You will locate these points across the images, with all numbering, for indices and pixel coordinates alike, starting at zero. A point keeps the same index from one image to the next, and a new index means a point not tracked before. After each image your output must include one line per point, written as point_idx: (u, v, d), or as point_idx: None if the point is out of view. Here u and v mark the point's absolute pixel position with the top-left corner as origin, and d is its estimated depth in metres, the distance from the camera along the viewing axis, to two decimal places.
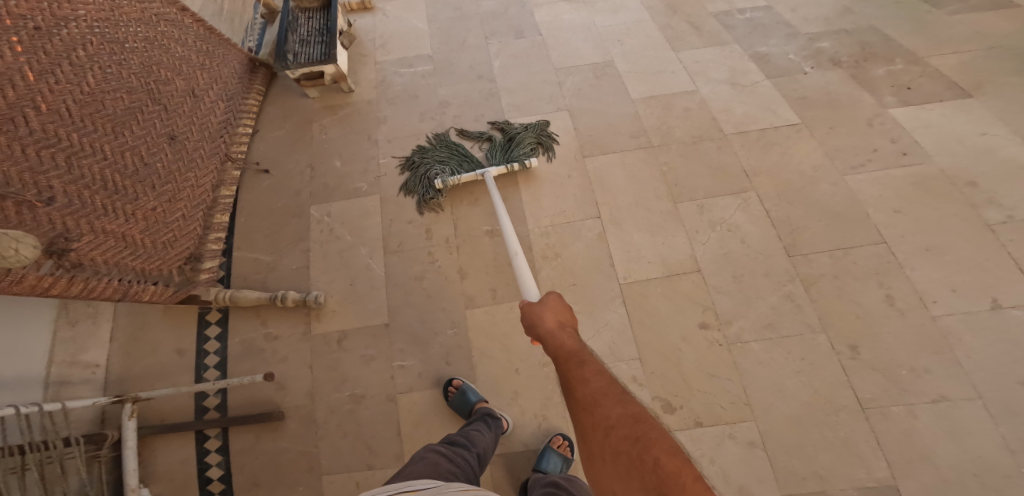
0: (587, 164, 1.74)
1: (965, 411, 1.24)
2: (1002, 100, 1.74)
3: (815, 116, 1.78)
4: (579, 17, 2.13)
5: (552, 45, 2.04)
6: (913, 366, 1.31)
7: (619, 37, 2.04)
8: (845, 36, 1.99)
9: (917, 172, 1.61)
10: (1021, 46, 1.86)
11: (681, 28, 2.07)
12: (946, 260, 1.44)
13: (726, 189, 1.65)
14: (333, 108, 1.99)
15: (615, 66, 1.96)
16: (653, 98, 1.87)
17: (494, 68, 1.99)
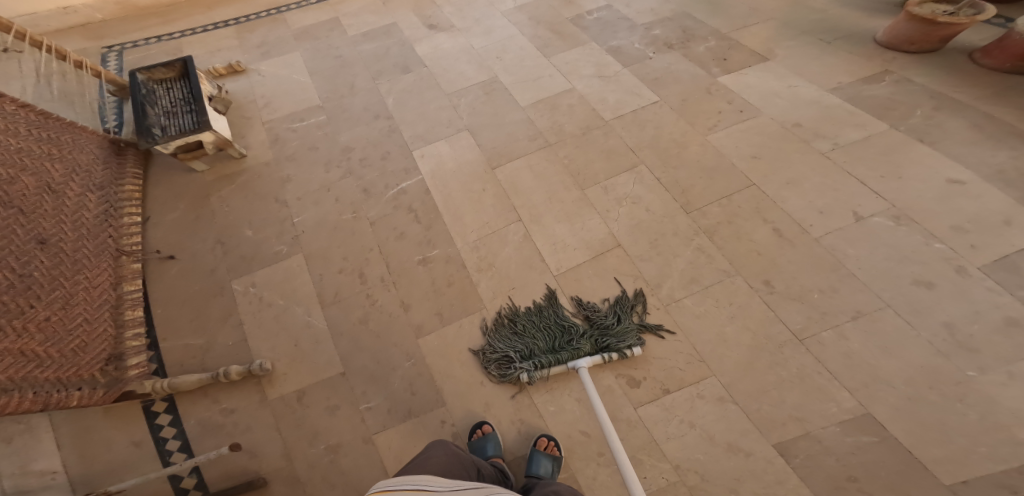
0: (496, 176, 1.83)
1: (888, 320, 1.32)
2: (793, 58, 2.15)
3: (670, 92, 2.02)
4: (453, 43, 2.24)
5: (438, 73, 2.12)
6: (821, 288, 1.43)
7: (497, 54, 2.17)
8: (669, 22, 2.31)
9: (755, 123, 1.90)
10: (787, 17, 2.34)
11: (547, 36, 2.24)
12: (806, 189, 1.69)
13: (618, 168, 1.80)
14: (228, 177, 1.92)
15: (499, 80, 2.07)
16: (540, 102, 1.99)
17: (389, 105, 2.04)
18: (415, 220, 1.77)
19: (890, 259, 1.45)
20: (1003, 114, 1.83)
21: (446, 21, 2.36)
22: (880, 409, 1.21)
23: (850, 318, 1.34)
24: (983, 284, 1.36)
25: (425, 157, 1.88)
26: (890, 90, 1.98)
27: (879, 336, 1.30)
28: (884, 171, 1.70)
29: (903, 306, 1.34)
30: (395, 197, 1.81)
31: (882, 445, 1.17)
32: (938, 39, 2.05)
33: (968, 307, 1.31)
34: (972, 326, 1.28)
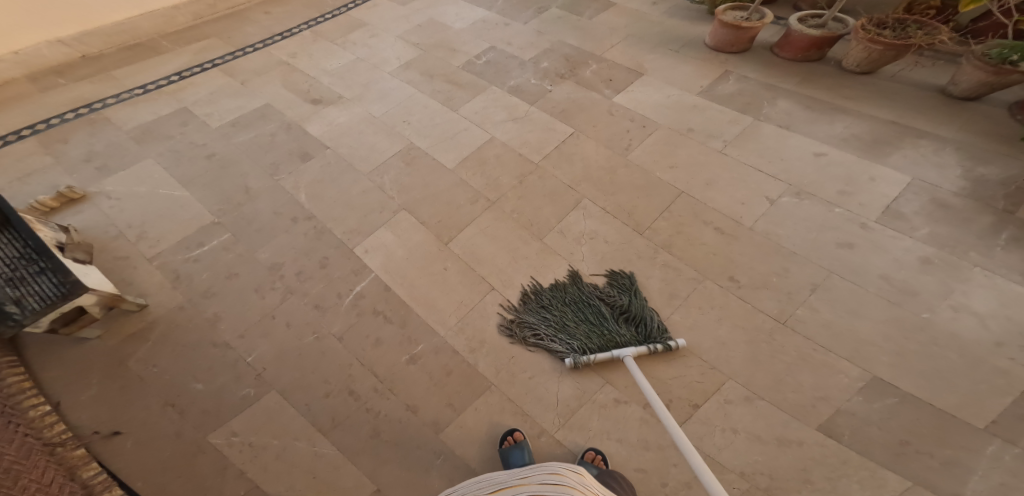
0: (453, 250, 1.81)
1: (837, 286, 1.58)
2: (660, 70, 2.42)
3: (580, 121, 2.15)
4: (347, 115, 2.22)
5: (346, 153, 2.08)
6: (775, 271, 1.65)
7: (403, 117, 2.18)
8: (551, 52, 2.52)
9: (659, 135, 2.10)
10: (637, 30, 2.66)
11: (446, 88, 2.31)
12: (722, 186, 1.93)
13: (564, 209, 1.87)
14: (136, 335, 1.61)
15: (417, 145, 2.07)
16: (466, 160, 2.01)
17: (302, 202, 1.94)
18: (386, 320, 1.67)
19: (809, 232, 1.74)
20: (823, 92, 2.27)
21: (334, 95, 2.33)
22: (881, 369, 1.41)
23: (811, 291, 1.58)
24: (885, 233, 1.70)
25: (369, 252, 1.82)
26: (738, 86, 2.33)
27: (839, 302, 1.55)
28: (768, 156, 2.02)
29: (840, 267, 1.63)
30: (354, 301, 1.71)
31: (907, 405, 1.35)
32: (748, 40, 2.46)
33: (888, 260, 1.62)
34: (900, 273, 1.59)
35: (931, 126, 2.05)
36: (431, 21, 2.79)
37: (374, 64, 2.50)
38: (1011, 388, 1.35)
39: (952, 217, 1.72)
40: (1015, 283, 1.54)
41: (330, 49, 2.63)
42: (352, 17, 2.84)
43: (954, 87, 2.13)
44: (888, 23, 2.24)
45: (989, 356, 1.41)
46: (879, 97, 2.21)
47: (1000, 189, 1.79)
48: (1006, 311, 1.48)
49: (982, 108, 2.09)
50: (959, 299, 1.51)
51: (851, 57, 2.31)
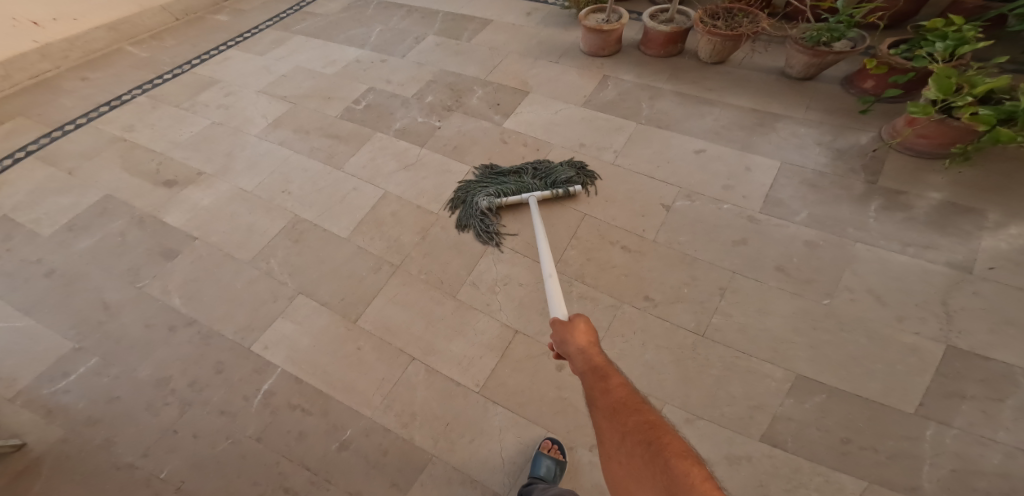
0: (363, 327, 1.70)
1: (742, 286, 1.70)
2: (545, 87, 2.39)
3: (475, 156, 2.08)
4: (213, 196, 2.07)
5: (221, 242, 1.92)
6: (683, 282, 1.73)
7: (282, 186, 2.07)
8: (434, 84, 2.42)
9: (556, 157, 2.08)
10: (515, 47, 2.63)
11: (326, 144, 2.18)
12: (621, 198, 1.95)
13: (472, 260, 1.84)
14: (14, 483, 1.41)
15: (303, 217, 1.97)
16: (361, 225, 1.94)
17: (177, 307, 1.75)
18: (306, 412, 1.55)
19: (705, 235, 1.83)
20: (689, 88, 2.36)
21: (193, 173, 2.15)
22: (801, 365, 1.52)
23: (720, 296, 1.68)
24: (771, 223, 1.82)
25: (270, 348, 1.67)
26: (618, 91, 2.37)
27: (747, 302, 1.66)
28: (659, 162, 2.05)
29: (739, 264, 1.74)
30: (265, 400, 1.56)
31: (834, 399, 1.46)
32: (616, 41, 2.51)
33: (782, 250, 1.75)
34: (793, 262, 1.72)
35: (786, 111, 2.21)
36: (296, 68, 2.61)
37: (235, 129, 2.31)
38: (927, 364, 1.48)
39: (824, 197, 1.87)
40: (894, 252, 1.69)
41: (182, 117, 2.39)
42: (198, 75, 2.61)
43: (790, 69, 2.32)
44: (720, 14, 2.41)
45: (896, 333, 1.54)
46: (739, 86, 2.34)
47: (857, 160, 1.96)
48: (894, 281, 1.63)
49: (822, 86, 2.28)
50: (851, 279, 1.66)
51: (701, 50, 2.44)
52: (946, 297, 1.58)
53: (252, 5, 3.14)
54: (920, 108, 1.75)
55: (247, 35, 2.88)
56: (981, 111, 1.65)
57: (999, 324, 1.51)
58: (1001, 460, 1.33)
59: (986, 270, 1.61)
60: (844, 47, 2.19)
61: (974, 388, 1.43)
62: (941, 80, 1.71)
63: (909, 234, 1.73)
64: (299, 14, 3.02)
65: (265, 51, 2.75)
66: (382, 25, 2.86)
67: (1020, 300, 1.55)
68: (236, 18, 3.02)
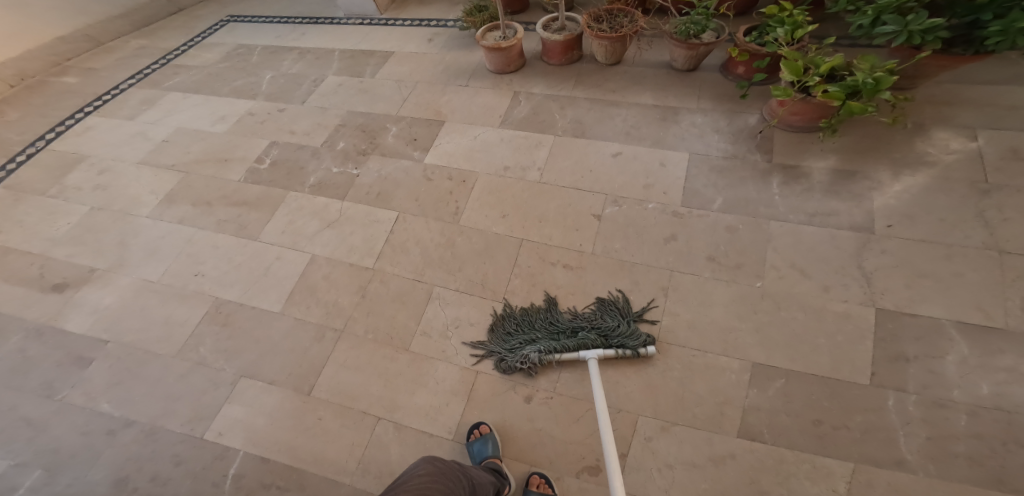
0: (319, 397, 1.66)
1: (682, 282, 1.81)
2: (460, 114, 2.37)
3: (401, 200, 2.05)
4: (115, 292, 1.91)
5: (139, 338, 1.81)
6: (628, 290, 1.81)
7: (193, 269, 1.95)
8: (344, 128, 2.36)
9: (483, 185, 2.07)
10: (417, 76, 2.63)
11: (235, 213, 2.07)
12: (554, 217, 1.98)
13: (418, 309, 1.81)
14: None
15: (226, 299, 1.88)
16: (293, 295, 1.88)
17: (110, 410, 1.67)
18: (282, 489, 1.51)
19: (637, 238, 1.91)
20: (593, 93, 2.40)
21: (86, 271, 1.95)
22: (753, 352, 1.66)
23: (664, 297, 1.78)
24: (694, 215, 1.93)
25: (225, 433, 1.62)
26: (530, 106, 2.37)
27: (688, 297, 1.78)
28: (583, 173, 2.08)
29: (674, 260, 1.85)
30: (235, 484, 1.53)
31: (792, 382, 1.59)
32: (518, 56, 2.54)
33: (710, 241, 1.87)
34: (721, 250, 1.85)
35: (681, 102, 2.31)
36: (177, 129, 2.37)
37: (119, 212, 2.07)
38: (863, 330, 1.65)
39: (734, 182, 2.00)
40: (807, 225, 1.86)
41: (51, 207, 2.09)
42: (58, 152, 2.27)
43: (675, 62, 2.42)
44: (603, 16, 2.48)
45: (828, 303, 1.71)
46: (637, 84, 2.42)
47: (751, 141, 2.10)
48: (811, 253, 1.80)
49: (705, 74, 2.41)
50: (775, 257, 1.82)
51: (596, 53, 2.51)
52: (861, 260, 1.77)
53: (106, 63, 2.77)
54: (782, 91, 1.90)
55: (105, 98, 2.53)
56: (830, 88, 1.81)
57: (914, 279, 1.70)
58: (967, 421, 1.48)
59: (886, 228, 1.81)
60: (711, 37, 2.33)
61: (913, 347, 1.60)
62: (790, 64, 1.88)
63: (816, 206, 1.90)
64: (168, 67, 2.73)
65: (133, 115, 2.44)
66: (273, 71, 2.72)
67: (922, 253, 1.75)
68: (86, 80, 2.65)
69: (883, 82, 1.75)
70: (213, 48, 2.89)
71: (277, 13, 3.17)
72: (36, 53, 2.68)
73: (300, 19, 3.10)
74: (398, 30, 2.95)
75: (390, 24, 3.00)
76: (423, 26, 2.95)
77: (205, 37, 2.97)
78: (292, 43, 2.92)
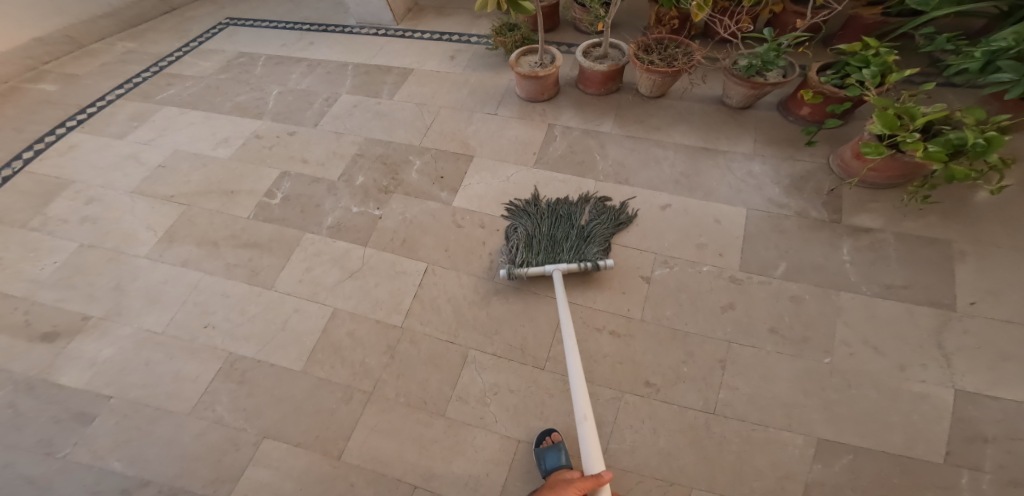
0: (350, 462, 1.54)
1: (741, 354, 1.69)
2: (489, 147, 2.19)
3: (429, 249, 1.91)
4: (113, 344, 1.68)
5: (144, 394, 1.61)
6: (682, 360, 1.69)
7: (202, 319, 1.74)
8: (362, 159, 2.15)
9: None
10: (440, 100, 2.41)
11: (246, 256, 1.86)
12: (597, 279, 1.86)
13: (451, 373, 1.69)
14: None
15: (243, 354, 1.69)
16: (316, 353, 1.71)
17: (121, 469, 1.51)
18: None
19: (690, 305, 1.78)
20: (636, 131, 2.23)
21: (76, 318, 1.72)
22: (820, 428, 1.56)
23: (722, 370, 1.66)
24: (753, 281, 1.81)
25: None
26: (567, 143, 2.19)
27: (748, 371, 1.66)
28: (629, 227, 1.95)
29: (733, 331, 1.73)
30: None
31: (861, 458, 1.51)
32: (554, 84, 2.34)
33: (771, 310, 1.75)
34: (784, 321, 1.73)
35: (731, 145, 2.16)
36: (176, 151, 2.12)
37: (113, 251, 1.84)
38: (941, 409, 1.55)
39: (795, 242, 1.88)
40: (876, 297, 1.75)
41: (34, 242, 1.85)
42: (38, 175, 2.02)
43: (729, 99, 2.27)
44: (652, 46, 2.30)
45: (902, 382, 1.60)
46: (685, 123, 2.25)
47: (817, 198, 1.98)
48: (884, 327, 1.69)
49: (760, 113, 2.26)
50: (844, 330, 1.70)
51: (641, 86, 2.33)
52: (941, 339, 1.65)
53: (89, 68, 2.51)
54: (872, 146, 1.75)
55: (91, 111, 2.27)
56: (930, 147, 1.67)
57: (997, 361, 1.60)
58: None
59: (968, 305, 1.70)
60: (777, 77, 2.16)
61: (993, 427, 1.52)
62: (883, 116, 1.72)
63: (885, 275, 1.79)
64: (161, 77, 2.47)
65: (124, 132, 2.18)
66: (280, 86, 2.47)
67: (1005, 332, 1.64)
68: (67, 88, 2.39)
69: (995, 144, 1.60)
70: (210, 55, 2.62)
71: (280, 18, 2.90)
72: (8, 56, 2.40)
73: (307, 26, 2.84)
74: (417, 43, 2.71)
75: (406, 36, 2.75)
76: (444, 40, 2.71)
77: (201, 42, 2.71)
78: (300, 53, 2.67)
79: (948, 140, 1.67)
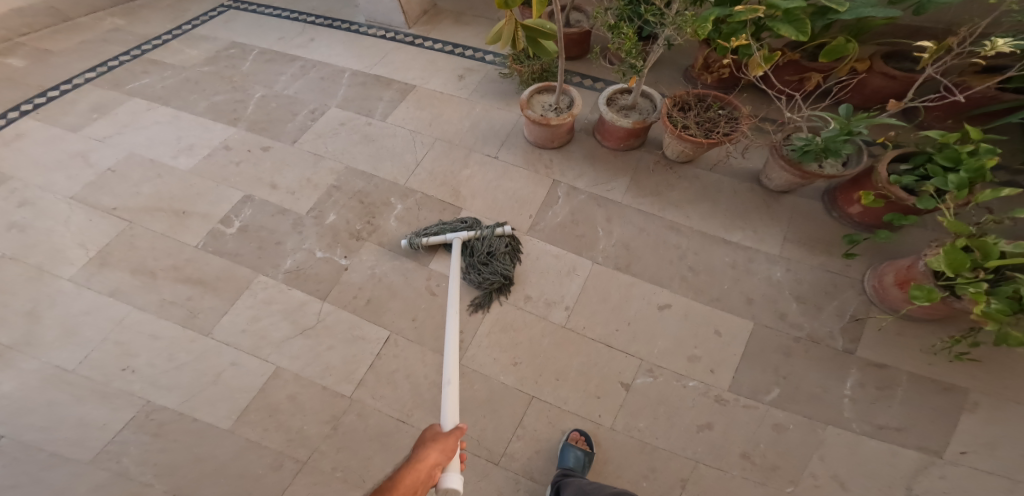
0: None
1: (706, 477, 1.52)
2: (481, 199, 1.97)
3: (394, 315, 1.68)
4: (14, 378, 1.48)
5: (36, 440, 1.41)
6: (642, 472, 1.53)
7: (121, 361, 1.53)
8: (337, 193, 1.94)
9: (499, 319, 1.75)
10: (442, 130, 2.16)
11: (185, 292, 1.66)
12: (573, 376, 1.67)
13: (399, 454, 1.46)
14: None
15: (159, 407, 1.48)
16: (247, 416, 1.49)
17: None
18: None
19: (666, 419, 1.60)
20: (649, 205, 1.96)
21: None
22: None
23: (682, 490, 1.51)
24: (740, 405, 1.62)
25: None
26: (570, 208, 1.95)
27: None
28: (620, 323, 1.75)
29: (701, 451, 1.56)
30: None
31: None
32: (567, 133, 2.04)
33: (748, 433, 1.58)
34: (759, 447, 1.56)
35: (756, 237, 1.90)
36: (131, 156, 1.93)
37: (35, 268, 1.66)
38: None
39: (798, 369, 1.66)
40: (864, 435, 1.56)
41: None
42: None
43: (769, 181, 1.96)
44: (691, 103, 1.93)
45: None
46: (710, 205, 1.97)
47: (835, 321, 1.73)
48: (862, 467, 1.52)
49: (799, 201, 1.97)
50: (818, 465, 1.53)
51: (668, 148, 2.00)
52: (916, 483, 1.49)
53: (67, 45, 2.31)
54: (925, 291, 1.49)
55: (52, 95, 2.09)
56: (993, 302, 1.41)
57: None
58: None
59: (959, 455, 1.52)
60: (833, 168, 1.83)
61: None
62: (952, 254, 1.44)
63: (885, 414, 1.58)
64: (139, 63, 2.26)
65: (80, 124, 2.00)
66: (265, 88, 2.24)
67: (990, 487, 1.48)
68: (35, 65, 2.19)
69: None
70: (200, 43, 2.40)
71: (285, 6, 2.66)
72: None
73: (311, 18, 2.60)
74: (424, 54, 2.45)
75: (414, 43, 2.50)
76: (455, 55, 2.45)
77: (195, 26, 2.48)
78: (296, 50, 2.43)
79: (1017, 295, 1.42)
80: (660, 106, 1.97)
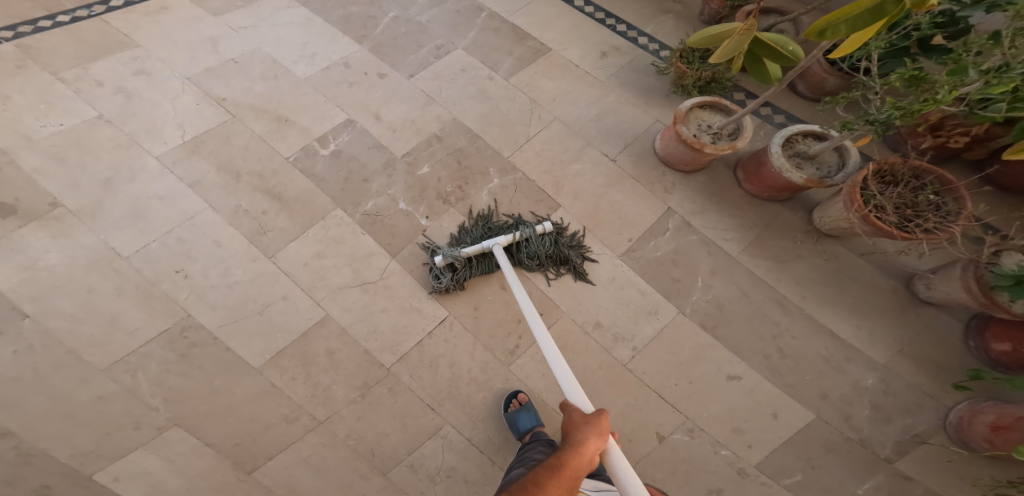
0: (259, 482, 1.34)
1: None
2: (580, 201, 1.80)
3: (459, 299, 1.60)
4: (65, 252, 1.50)
5: (71, 321, 1.43)
6: None
7: (179, 262, 1.54)
8: (437, 145, 1.82)
9: (560, 334, 1.62)
10: (565, 110, 1.96)
11: (259, 206, 1.63)
12: (613, 416, 1.54)
13: (415, 438, 1.43)
14: None
15: (199, 321, 1.48)
16: (283, 356, 1.47)
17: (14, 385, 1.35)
18: None
19: (683, 477, 1.49)
20: (762, 270, 1.73)
21: (46, 204, 1.55)
22: None
23: None
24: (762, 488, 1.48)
25: (121, 481, 1.31)
26: (673, 244, 1.75)
27: None
28: (677, 375, 1.59)
29: None
30: None
31: None
32: (706, 162, 1.78)
33: None
34: None
35: (872, 345, 1.65)
36: (251, 53, 1.87)
37: (126, 138, 1.67)
38: None
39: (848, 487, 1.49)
40: None
41: (54, 95, 1.70)
42: (106, 25, 1.85)
43: (930, 287, 1.64)
44: (901, 176, 1.57)
45: None
46: (833, 291, 1.71)
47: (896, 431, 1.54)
48: None
49: (942, 319, 1.67)
50: None
51: (829, 218, 1.70)
52: None
53: None
54: None
55: None
56: None
57: None
58: None
59: None
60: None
61: None
62: None
63: None
64: None
65: (221, 10, 1.96)
66: (400, 9, 2.10)
67: None
68: None
69: None
70: None
71: None
72: None
73: None
74: (573, 17, 2.21)
75: None
76: (605, 26, 2.19)
77: None
78: None
79: None
80: (854, 169, 1.62)
